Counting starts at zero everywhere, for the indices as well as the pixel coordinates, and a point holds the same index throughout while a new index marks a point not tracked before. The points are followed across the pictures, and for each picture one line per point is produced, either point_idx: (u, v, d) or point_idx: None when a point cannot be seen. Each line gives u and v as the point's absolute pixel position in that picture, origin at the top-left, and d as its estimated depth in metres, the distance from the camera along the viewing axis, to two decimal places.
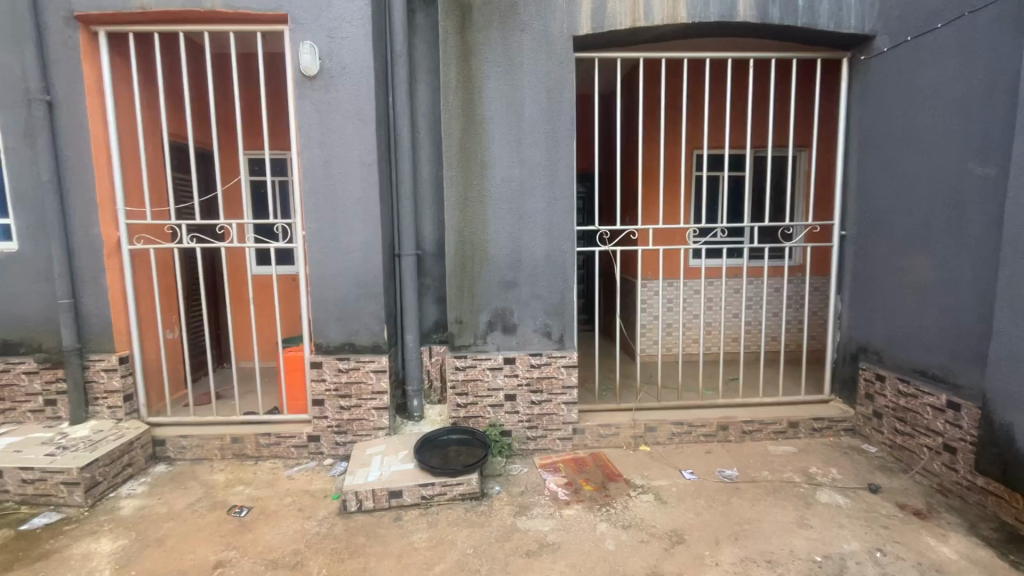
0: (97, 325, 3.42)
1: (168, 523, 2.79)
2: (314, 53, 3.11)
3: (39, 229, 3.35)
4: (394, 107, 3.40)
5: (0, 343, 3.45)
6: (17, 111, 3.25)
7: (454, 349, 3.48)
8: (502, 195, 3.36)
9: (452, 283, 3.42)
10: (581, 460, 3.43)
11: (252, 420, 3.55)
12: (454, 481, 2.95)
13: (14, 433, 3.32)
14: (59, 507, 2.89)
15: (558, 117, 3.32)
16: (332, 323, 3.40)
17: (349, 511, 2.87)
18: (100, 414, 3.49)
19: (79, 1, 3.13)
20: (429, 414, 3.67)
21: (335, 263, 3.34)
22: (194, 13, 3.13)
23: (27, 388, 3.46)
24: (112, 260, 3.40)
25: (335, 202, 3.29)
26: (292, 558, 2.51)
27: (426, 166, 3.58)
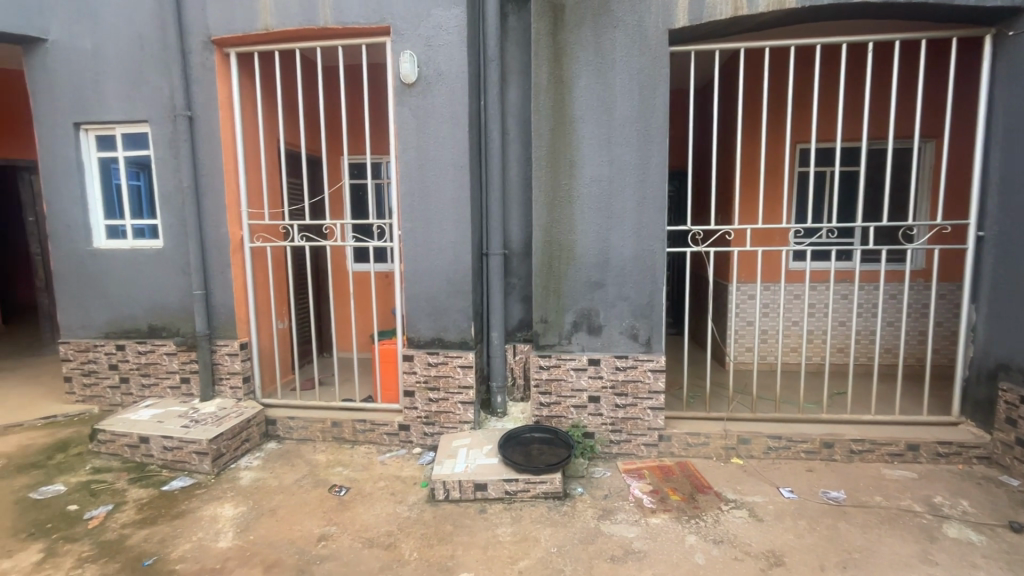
0: (223, 313, 3.85)
1: (279, 496, 3.07)
2: (413, 62, 3.29)
3: (180, 229, 3.83)
4: (485, 110, 3.49)
5: (148, 327, 4.00)
6: (165, 125, 3.74)
7: (539, 348, 3.51)
8: (591, 194, 3.33)
9: (539, 282, 3.44)
10: (667, 468, 3.31)
11: (349, 407, 3.81)
12: (537, 479, 2.97)
13: (157, 405, 3.82)
14: (192, 473, 3.29)
15: (651, 114, 3.24)
16: (423, 318, 3.56)
17: (437, 499, 2.99)
18: (224, 393, 3.91)
19: (216, 27, 3.54)
20: (511, 411, 3.72)
21: (428, 261, 3.50)
22: (309, 30, 3.42)
23: (168, 366, 3.97)
24: (236, 256, 3.81)
25: (429, 203, 3.44)
26: (386, 539, 2.66)
27: (515, 167, 3.63)
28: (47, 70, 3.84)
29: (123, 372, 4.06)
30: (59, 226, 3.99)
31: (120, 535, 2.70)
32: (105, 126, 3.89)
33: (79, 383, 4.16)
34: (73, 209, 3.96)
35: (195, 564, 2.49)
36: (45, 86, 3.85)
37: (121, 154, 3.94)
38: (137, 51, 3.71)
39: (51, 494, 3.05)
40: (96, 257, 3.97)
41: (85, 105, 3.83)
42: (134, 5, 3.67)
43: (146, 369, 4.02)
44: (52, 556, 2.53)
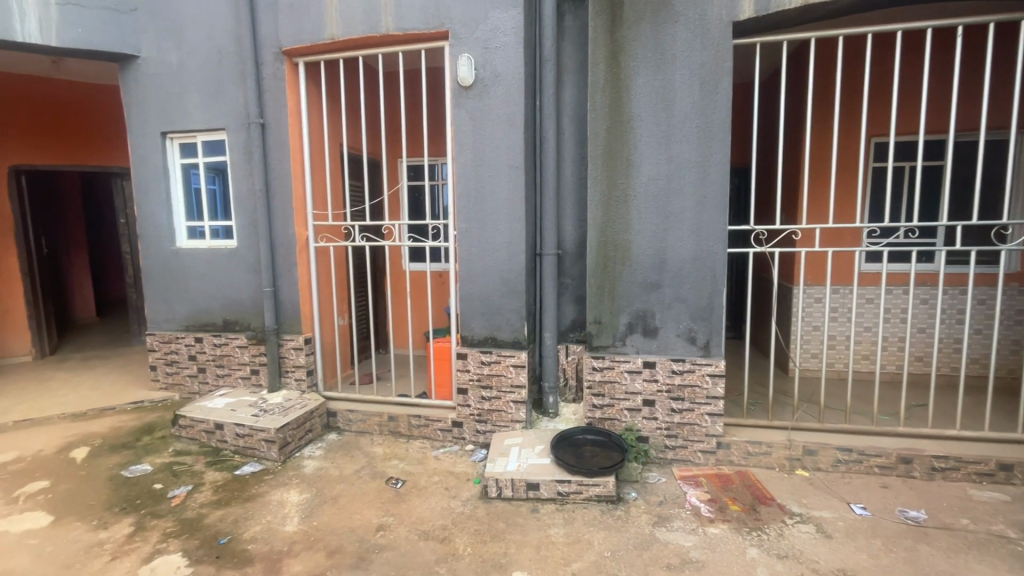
0: (290, 310, 4.07)
1: (340, 485, 3.21)
2: (471, 65, 3.34)
3: (252, 229, 4.08)
4: (541, 110, 3.50)
5: (223, 321, 4.28)
6: (240, 132, 4.00)
7: (593, 349, 3.47)
8: (648, 194, 3.27)
9: (593, 282, 3.41)
10: (726, 476, 3.19)
11: (404, 402, 3.92)
12: (590, 482, 2.94)
13: (230, 395, 4.09)
14: (261, 460, 3.50)
15: (713, 110, 3.13)
16: (477, 317, 3.61)
17: (489, 496, 3.02)
18: (289, 385, 4.13)
19: (286, 39, 3.74)
20: (563, 412, 3.71)
21: (482, 260, 3.55)
22: (372, 38, 3.55)
23: (240, 358, 4.24)
24: (302, 255, 4.01)
25: (485, 204, 3.48)
26: (441, 532, 2.72)
27: (570, 167, 3.62)
28: (139, 84, 4.19)
29: (201, 362, 4.37)
30: (148, 227, 4.35)
31: (199, 514, 2.90)
32: (188, 135, 4.20)
33: (163, 372, 4.51)
34: (160, 212, 4.30)
35: (265, 545, 2.64)
36: (137, 98, 4.21)
37: (201, 159, 4.24)
38: (216, 64, 3.99)
39: (139, 473, 3.32)
40: (178, 255, 4.29)
41: (170, 115, 4.15)
42: (214, 21, 3.95)
43: (221, 360, 4.31)
44: (141, 529, 2.76)
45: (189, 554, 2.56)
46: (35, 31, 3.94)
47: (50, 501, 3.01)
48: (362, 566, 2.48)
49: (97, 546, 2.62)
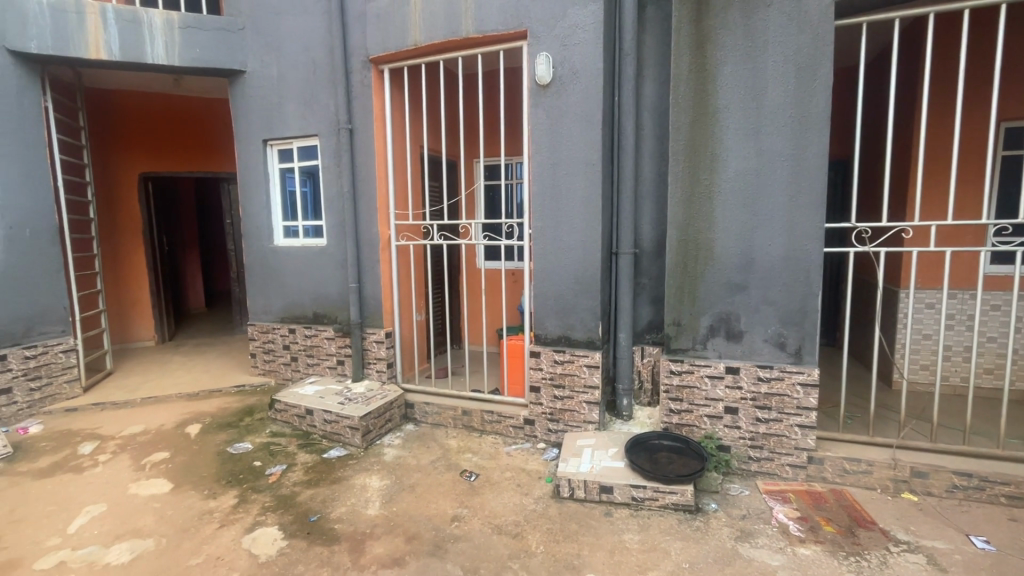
0: (373, 305, 4.29)
1: (417, 474, 3.35)
2: (549, 63, 3.34)
3: (340, 228, 4.34)
4: (619, 105, 3.43)
5: (314, 314, 4.61)
6: (331, 138, 4.27)
7: (670, 352, 3.35)
8: (734, 189, 3.09)
9: (673, 282, 3.29)
10: (818, 494, 2.95)
11: (478, 398, 4.00)
12: (667, 489, 2.84)
13: (319, 382, 4.39)
14: (346, 445, 3.72)
15: (809, 98, 2.90)
16: (551, 316, 3.61)
17: (562, 496, 3.01)
18: (371, 376, 4.36)
19: (373, 48, 3.94)
20: (638, 415, 3.62)
21: (557, 259, 3.53)
22: (453, 41, 3.65)
23: (328, 349, 4.54)
24: (384, 253, 4.22)
25: (560, 203, 3.47)
26: (514, 528, 2.75)
27: (648, 164, 3.52)
28: (244, 96, 4.60)
29: (294, 352, 4.72)
30: (250, 227, 4.76)
31: (293, 491, 3.14)
32: (286, 141, 4.55)
33: (261, 359, 4.93)
34: (261, 212, 4.70)
35: (350, 526, 2.80)
36: (242, 109, 4.62)
37: (297, 164, 4.57)
38: (311, 75, 4.29)
39: (242, 450, 3.66)
40: (276, 253, 4.67)
41: (271, 124, 4.52)
42: (310, 35, 4.24)
43: (311, 350, 4.64)
44: (244, 501, 3.03)
45: (284, 528, 2.78)
46: (161, 53, 4.44)
47: (169, 471, 3.40)
48: (438, 554, 2.56)
49: (208, 513, 2.91)
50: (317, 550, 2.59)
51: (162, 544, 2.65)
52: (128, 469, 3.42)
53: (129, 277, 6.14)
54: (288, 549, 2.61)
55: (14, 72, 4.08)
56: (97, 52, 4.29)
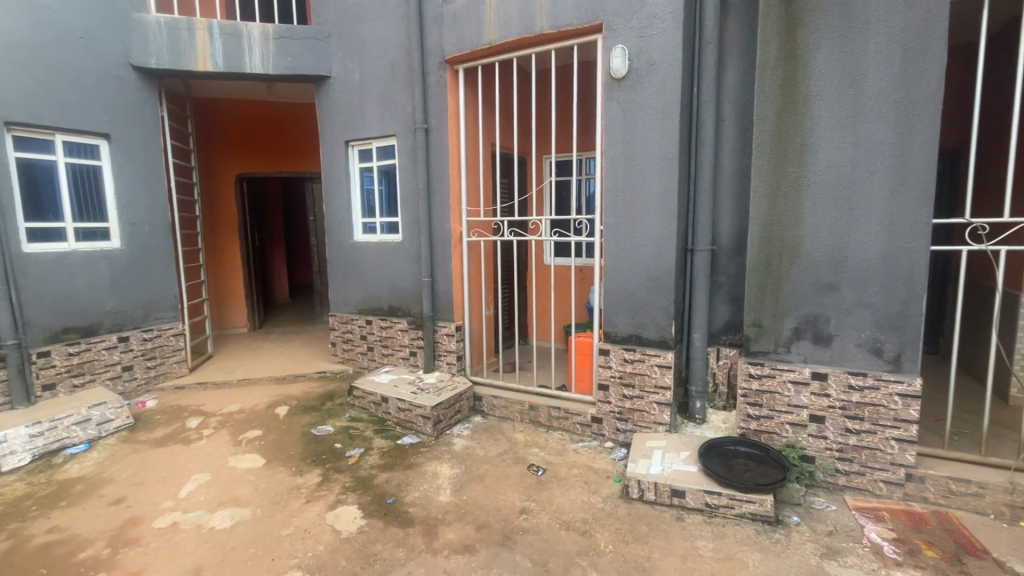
0: (445, 298, 4.43)
1: (485, 465, 3.42)
2: (625, 56, 3.27)
3: (414, 225, 4.52)
4: (698, 97, 3.31)
5: (389, 306, 4.83)
6: (407, 138, 4.44)
7: (749, 355, 3.19)
8: (826, 182, 2.88)
9: (754, 282, 3.13)
10: (918, 515, 2.70)
11: (545, 393, 4.02)
12: (744, 498, 2.71)
13: (393, 372, 4.60)
14: (418, 433, 3.87)
15: (917, 81, 2.65)
16: (622, 314, 3.55)
17: (631, 497, 2.96)
18: (442, 368, 4.51)
19: (450, 49, 4.05)
20: (712, 419, 3.49)
21: (629, 256, 3.47)
22: (527, 38, 3.66)
23: (401, 340, 4.75)
24: (456, 249, 4.33)
25: (634, 198, 3.40)
26: (582, 525, 2.74)
27: (728, 157, 3.37)
28: (330, 100, 4.88)
29: (370, 342, 4.98)
30: (333, 223, 5.06)
31: (370, 474, 3.32)
32: (366, 142, 4.79)
33: (341, 348, 5.24)
34: (343, 210, 4.98)
35: (423, 510, 2.92)
36: (327, 112, 4.91)
37: (376, 163, 4.79)
38: (390, 77, 4.48)
39: (324, 432, 3.91)
40: (356, 248, 4.94)
41: (353, 125, 4.77)
42: (390, 38, 4.43)
43: (386, 341, 4.86)
44: (327, 480, 3.24)
45: (363, 508, 2.94)
46: (258, 63, 4.82)
47: (262, 447, 3.70)
48: (507, 544, 2.60)
49: (296, 489, 3.15)
50: (393, 531, 2.73)
51: (258, 513, 2.90)
52: (227, 443, 3.76)
53: (226, 269, 6.72)
54: (367, 527, 2.76)
55: (137, 85, 4.59)
56: (204, 64, 4.72)
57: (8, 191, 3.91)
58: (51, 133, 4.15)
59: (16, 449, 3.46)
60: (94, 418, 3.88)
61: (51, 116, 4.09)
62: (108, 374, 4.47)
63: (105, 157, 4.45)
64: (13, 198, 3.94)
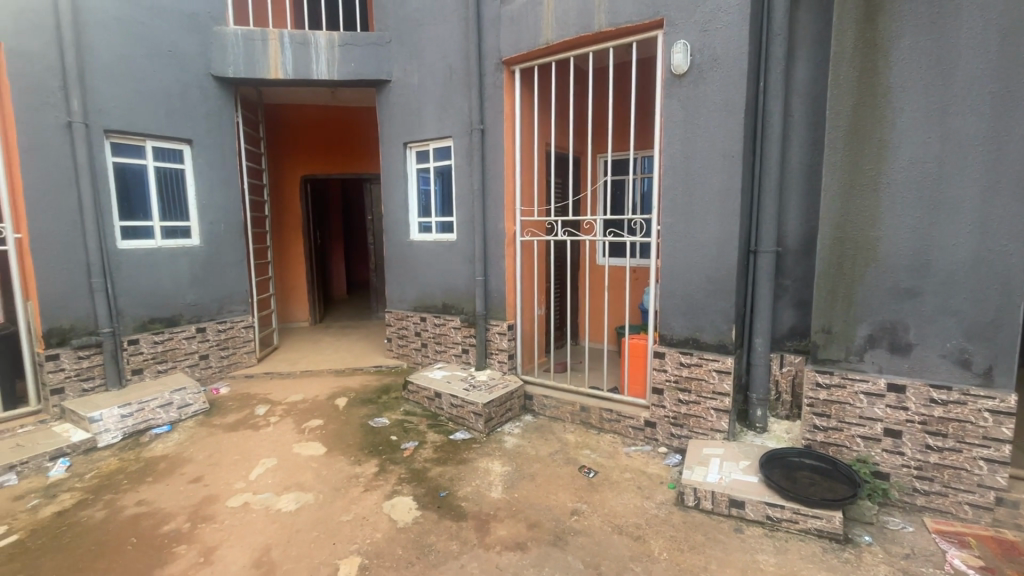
0: (498, 297, 4.48)
1: (536, 464, 3.43)
2: (686, 51, 3.19)
3: (469, 224, 4.59)
4: (765, 92, 3.17)
5: (443, 304, 4.93)
6: (464, 139, 4.52)
7: (817, 362, 3.03)
8: (908, 180, 2.69)
9: (823, 285, 2.97)
10: (1010, 543, 2.47)
11: (597, 395, 3.98)
12: (810, 513, 2.58)
13: (446, 368, 4.70)
14: (470, 429, 3.94)
15: (1017, 68, 2.42)
16: (679, 317, 3.46)
17: (686, 504, 2.88)
18: (493, 366, 4.56)
19: (507, 50, 4.09)
20: (774, 428, 3.34)
21: (687, 257, 3.38)
22: (584, 37, 3.64)
23: (454, 337, 4.84)
24: (510, 248, 4.37)
25: (693, 198, 3.31)
26: (635, 530, 2.70)
27: (797, 154, 3.22)
28: (389, 103, 5.04)
29: (424, 338, 5.11)
30: (391, 223, 5.23)
31: (424, 467, 3.41)
32: (423, 143, 4.91)
33: (396, 343, 5.41)
34: (400, 209, 5.13)
35: (476, 505, 2.97)
36: (387, 115, 5.07)
37: (432, 164, 4.90)
38: (448, 79, 4.57)
39: (380, 425, 4.05)
40: (412, 246, 5.08)
41: (411, 127, 4.91)
42: (449, 41, 4.52)
43: (439, 338, 4.97)
44: (384, 471, 3.36)
45: (418, 499, 3.03)
46: (324, 69, 5.05)
47: (323, 436, 3.89)
48: (559, 545, 2.60)
49: (355, 477, 3.29)
50: (447, 524, 2.79)
51: (320, 499, 3.04)
52: (292, 431, 3.98)
53: (291, 265, 7.09)
54: (422, 518, 2.84)
55: (216, 94, 4.93)
56: (276, 72, 5.00)
57: (106, 193, 4.29)
58: (143, 139, 4.53)
59: (110, 428, 3.80)
60: (176, 402, 4.20)
61: (143, 124, 4.46)
62: (188, 362, 4.83)
63: (188, 160, 4.81)
64: (110, 199, 4.32)
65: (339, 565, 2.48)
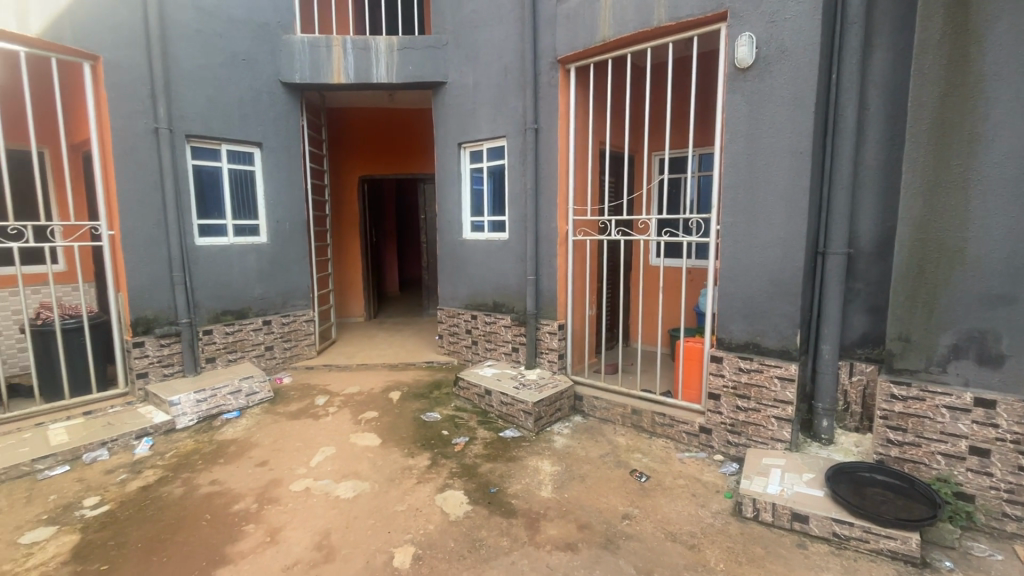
0: (549, 296, 4.47)
1: (587, 465, 3.40)
2: (752, 44, 3.06)
3: (521, 223, 4.61)
4: (838, 85, 3.00)
5: (494, 302, 4.98)
6: (517, 138, 4.54)
7: (892, 372, 2.83)
8: (1003, 176, 2.46)
9: (901, 290, 2.78)
10: None
11: (649, 398, 3.89)
12: (883, 532, 2.42)
13: (496, 366, 4.74)
14: (519, 427, 3.95)
15: None
16: (739, 320, 3.34)
17: (745, 515, 2.77)
18: (543, 365, 4.56)
19: (562, 49, 4.07)
20: (841, 441, 3.16)
21: (748, 258, 3.25)
22: (643, 33, 3.57)
23: (505, 336, 4.88)
24: (561, 247, 4.35)
25: (757, 196, 3.17)
26: (689, 538, 2.63)
27: (872, 150, 3.02)
28: (445, 104, 5.14)
29: (475, 335, 5.17)
30: (445, 221, 5.33)
31: (475, 462, 3.46)
32: (477, 143, 4.98)
33: (447, 340, 5.51)
34: (453, 208, 5.22)
35: (526, 503, 2.98)
36: (443, 117, 5.17)
37: (486, 164, 4.96)
38: (503, 80, 4.61)
39: (432, 419, 4.14)
40: (465, 245, 5.16)
41: (466, 128, 4.98)
42: (504, 42, 4.56)
43: (489, 335, 5.03)
44: (436, 464, 3.44)
45: (469, 494, 3.08)
46: (384, 73, 5.22)
47: (378, 427, 4.02)
48: (610, 548, 2.57)
49: (409, 469, 3.38)
50: (497, 520, 2.82)
51: (376, 488, 3.15)
52: (349, 421, 4.14)
53: (348, 262, 7.37)
54: (473, 513, 2.88)
55: (284, 100, 5.20)
56: (339, 77, 5.21)
57: (186, 194, 4.62)
58: (218, 143, 4.84)
59: (187, 411, 4.09)
60: (244, 390, 4.47)
61: (219, 129, 4.77)
62: (255, 352, 5.13)
63: (258, 162, 5.11)
64: (189, 199, 4.65)
65: (393, 553, 2.55)
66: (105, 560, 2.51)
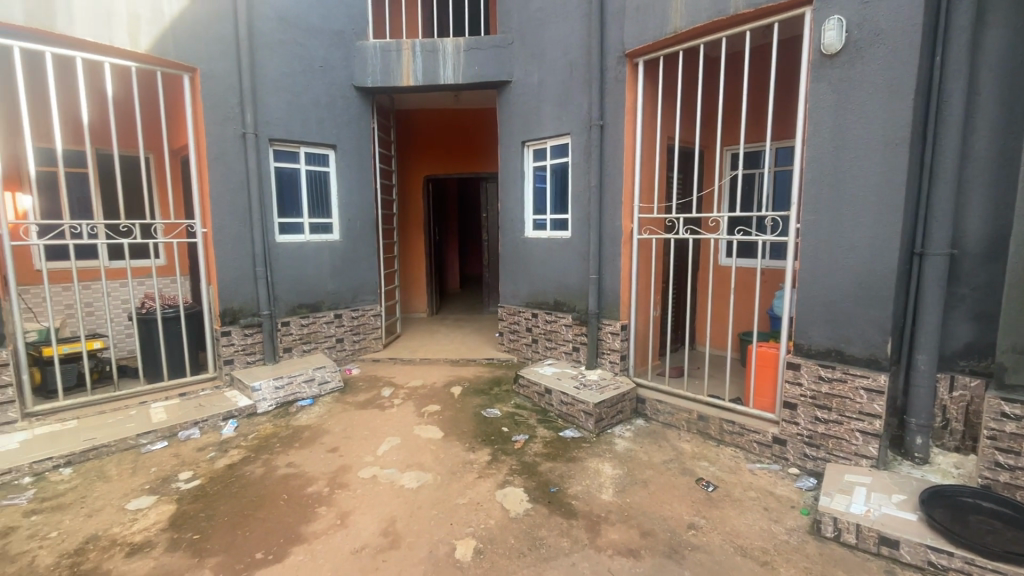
0: (612, 296, 4.38)
1: (649, 471, 3.31)
2: (841, 28, 2.85)
3: (584, 221, 4.55)
4: (942, 68, 2.72)
5: (555, 301, 4.96)
6: (582, 135, 4.49)
7: (1003, 388, 2.54)
8: None
9: (1017, 295, 2.48)
10: None
11: (717, 404, 3.72)
12: (989, 566, 2.17)
13: (556, 365, 4.72)
14: (579, 428, 3.91)
15: None
16: (820, 325, 3.11)
17: (824, 535, 2.58)
18: (605, 366, 4.49)
19: (630, 42, 3.97)
20: (938, 461, 2.87)
21: (832, 259, 3.02)
22: (718, 22, 3.41)
23: (565, 335, 4.84)
24: (626, 246, 4.25)
25: (843, 192, 2.94)
26: (762, 555, 2.48)
27: (982, 139, 2.72)
28: (509, 103, 5.17)
29: (535, 333, 5.18)
30: (507, 219, 5.37)
31: (535, 461, 3.46)
32: (541, 141, 4.96)
33: (508, 337, 5.56)
34: (516, 206, 5.25)
35: (587, 505, 2.94)
36: (507, 115, 5.21)
37: (549, 162, 4.94)
38: (568, 76, 4.57)
39: (492, 415, 4.19)
40: (527, 243, 5.17)
41: (530, 126, 4.99)
42: (571, 38, 4.51)
43: (550, 334, 5.01)
44: (496, 460, 3.47)
45: (529, 492, 3.08)
46: (450, 75, 5.34)
47: (440, 421, 4.12)
48: (674, 558, 2.48)
49: (470, 463, 3.44)
50: (557, 520, 2.80)
51: (438, 480, 3.24)
52: (413, 413, 4.28)
53: (413, 259, 7.61)
54: (533, 511, 2.88)
55: (356, 103, 5.45)
56: (408, 79, 5.38)
57: (269, 194, 4.95)
58: (298, 146, 5.14)
59: (267, 396, 4.39)
60: (317, 378, 4.74)
61: (298, 132, 5.07)
62: (327, 344, 5.41)
63: (332, 164, 5.38)
64: (271, 199, 4.98)
65: (455, 545, 2.61)
66: (196, 530, 2.74)
